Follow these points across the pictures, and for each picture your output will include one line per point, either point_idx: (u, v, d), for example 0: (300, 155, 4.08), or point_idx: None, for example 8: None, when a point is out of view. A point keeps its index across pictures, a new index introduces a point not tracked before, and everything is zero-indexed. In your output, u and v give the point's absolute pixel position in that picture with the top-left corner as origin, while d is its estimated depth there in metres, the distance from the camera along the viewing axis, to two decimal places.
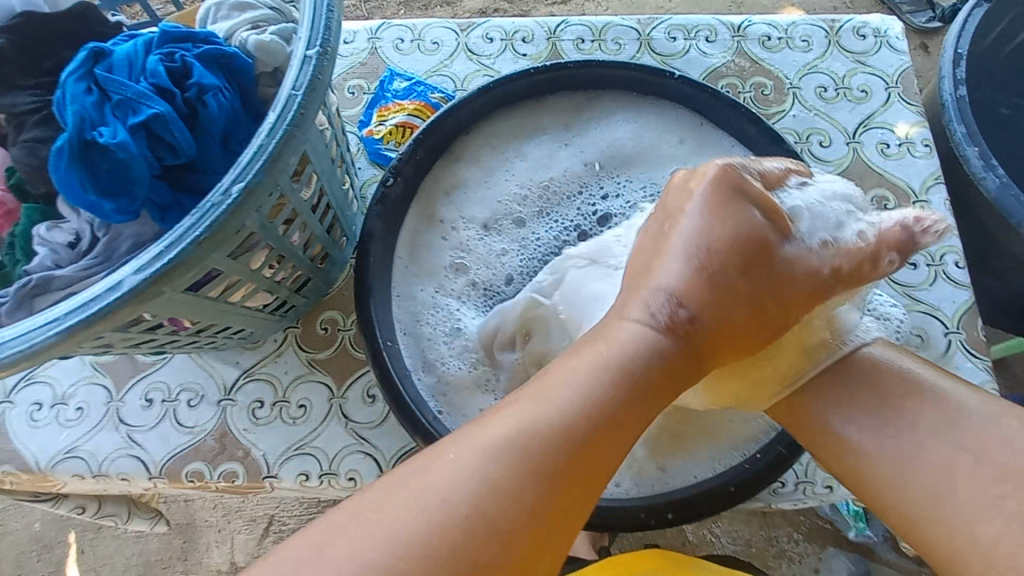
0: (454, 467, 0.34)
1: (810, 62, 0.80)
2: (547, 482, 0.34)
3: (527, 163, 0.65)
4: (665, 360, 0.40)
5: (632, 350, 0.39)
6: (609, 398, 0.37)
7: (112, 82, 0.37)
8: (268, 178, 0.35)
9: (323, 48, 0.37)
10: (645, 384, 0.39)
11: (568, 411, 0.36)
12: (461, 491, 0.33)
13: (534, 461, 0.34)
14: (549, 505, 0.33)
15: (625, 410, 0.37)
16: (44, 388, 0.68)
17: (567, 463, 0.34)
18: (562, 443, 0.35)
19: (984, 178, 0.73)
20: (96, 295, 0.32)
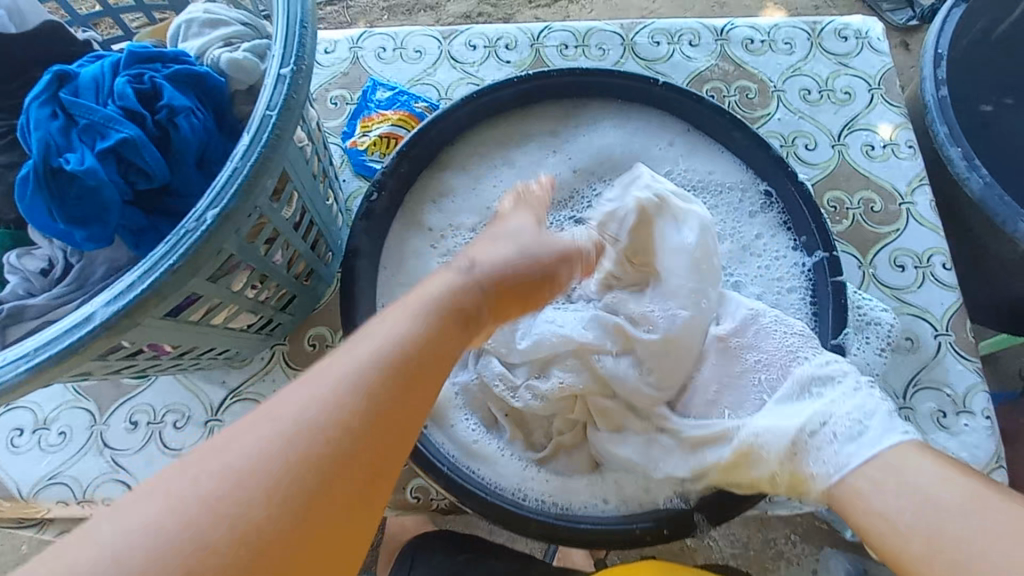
0: (267, 418, 0.30)
1: (793, 64, 0.80)
2: (307, 474, 0.29)
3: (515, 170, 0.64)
4: (446, 343, 0.38)
5: (427, 321, 0.38)
6: (425, 335, 0.37)
7: (78, 107, 0.36)
8: (245, 201, 0.35)
9: (298, 66, 0.36)
10: (416, 377, 0.35)
11: (381, 356, 0.35)
12: (245, 460, 0.29)
13: (316, 447, 0.30)
14: (319, 501, 0.29)
15: (435, 350, 0.37)
16: (24, 413, 0.66)
17: (383, 420, 0.32)
18: (327, 431, 0.31)
19: (968, 179, 0.73)
20: (68, 330, 0.31)
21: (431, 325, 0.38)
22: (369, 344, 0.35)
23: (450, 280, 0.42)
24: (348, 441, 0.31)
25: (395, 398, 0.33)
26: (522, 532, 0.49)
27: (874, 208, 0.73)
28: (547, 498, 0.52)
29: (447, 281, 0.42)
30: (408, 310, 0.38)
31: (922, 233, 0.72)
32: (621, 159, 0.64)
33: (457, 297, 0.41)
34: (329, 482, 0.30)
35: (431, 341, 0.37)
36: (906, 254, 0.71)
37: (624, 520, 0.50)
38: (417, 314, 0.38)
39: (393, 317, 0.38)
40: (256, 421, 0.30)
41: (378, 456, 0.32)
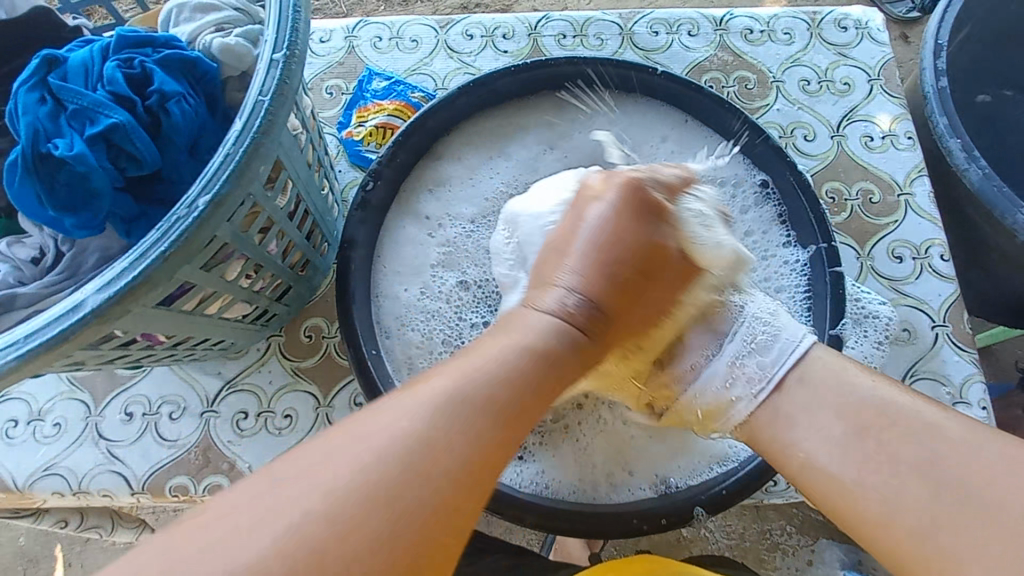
0: (383, 434, 0.31)
1: (793, 55, 0.80)
2: (436, 486, 0.31)
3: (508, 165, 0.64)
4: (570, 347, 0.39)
5: (535, 334, 0.39)
6: (532, 371, 0.37)
7: (67, 91, 0.36)
8: (237, 187, 0.34)
9: (290, 51, 0.36)
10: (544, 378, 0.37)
11: (493, 381, 0.35)
12: (369, 476, 0.30)
13: (432, 464, 0.31)
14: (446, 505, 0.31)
15: (543, 382, 0.37)
16: (19, 404, 0.66)
17: (491, 432, 0.33)
18: (461, 441, 0.32)
19: (967, 170, 0.73)
20: (59, 316, 0.31)
21: (540, 356, 0.38)
22: (472, 366, 0.36)
23: (554, 309, 0.41)
24: (464, 469, 0.32)
25: (501, 427, 0.34)
26: (519, 522, 0.49)
27: (873, 200, 0.73)
28: (542, 483, 0.52)
29: (543, 317, 0.40)
30: (515, 339, 0.38)
31: (920, 225, 0.72)
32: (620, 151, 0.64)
33: (556, 338, 0.39)
34: (445, 500, 0.31)
35: (546, 369, 0.37)
36: (904, 245, 0.71)
37: (621, 511, 0.50)
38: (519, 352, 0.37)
39: (501, 341, 0.38)
40: (376, 431, 0.32)
41: (482, 483, 0.32)
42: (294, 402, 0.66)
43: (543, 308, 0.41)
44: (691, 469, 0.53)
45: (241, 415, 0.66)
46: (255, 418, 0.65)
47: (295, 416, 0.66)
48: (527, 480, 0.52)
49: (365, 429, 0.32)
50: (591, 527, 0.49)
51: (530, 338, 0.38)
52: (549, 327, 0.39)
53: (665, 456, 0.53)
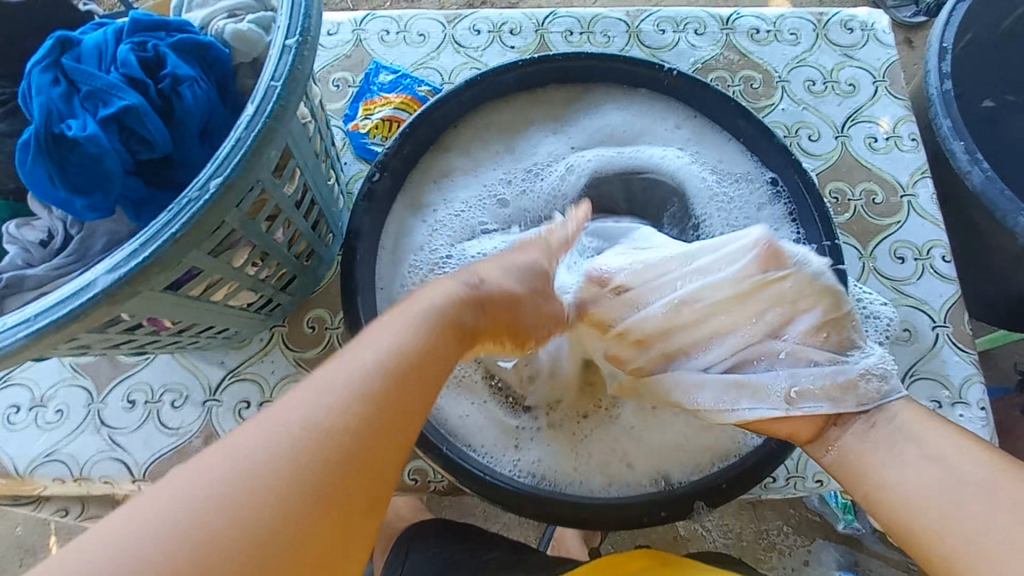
0: (289, 411, 0.30)
1: (798, 55, 0.80)
2: (329, 461, 0.29)
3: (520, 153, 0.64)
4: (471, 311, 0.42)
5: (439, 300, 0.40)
6: (430, 342, 0.37)
7: (81, 73, 0.36)
8: (248, 172, 0.34)
9: (303, 38, 0.36)
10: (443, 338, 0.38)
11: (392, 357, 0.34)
12: (259, 463, 0.27)
13: (329, 444, 0.29)
14: (331, 488, 0.28)
15: (435, 355, 0.37)
16: (21, 391, 0.66)
17: (393, 397, 0.33)
18: (354, 399, 0.31)
19: (970, 173, 0.74)
20: (69, 296, 0.31)
21: (431, 328, 0.38)
22: (368, 350, 0.34)
23: (448, 290, 0.41)
24: (363, 442, 0.30)
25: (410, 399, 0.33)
26: (519, 513, 0.50)
27: (877, 200, 0.73)
28: (541, 476, 0.52)
29: (444, 292, 0.41)
30: (406, 316, 0.38)
31: (923, 226, 0.72)
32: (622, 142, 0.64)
33: (451, 317, 0.40)
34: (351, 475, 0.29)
35: (438, 344, 0.37)
36: (906, 246, 0.71)
37: (623, 503, 0.50)
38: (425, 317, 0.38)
39: (393, 320, 0.37)
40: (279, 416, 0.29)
41: (389, 456, 0.31)
42: None
43: (449, 283, 0.42)
44: (693, 466, 0.53)
45: (243, 404, 0.66)
46: (257, 408, 0.66)
47: None
48: (527, 470, 0.52)
49: (267, 414, 0.30)
50: (590, 517, 0.49)
51: (419, 313, 0.38)
52: (440, 299, 0.40)
53: (669, 452, 0.53)
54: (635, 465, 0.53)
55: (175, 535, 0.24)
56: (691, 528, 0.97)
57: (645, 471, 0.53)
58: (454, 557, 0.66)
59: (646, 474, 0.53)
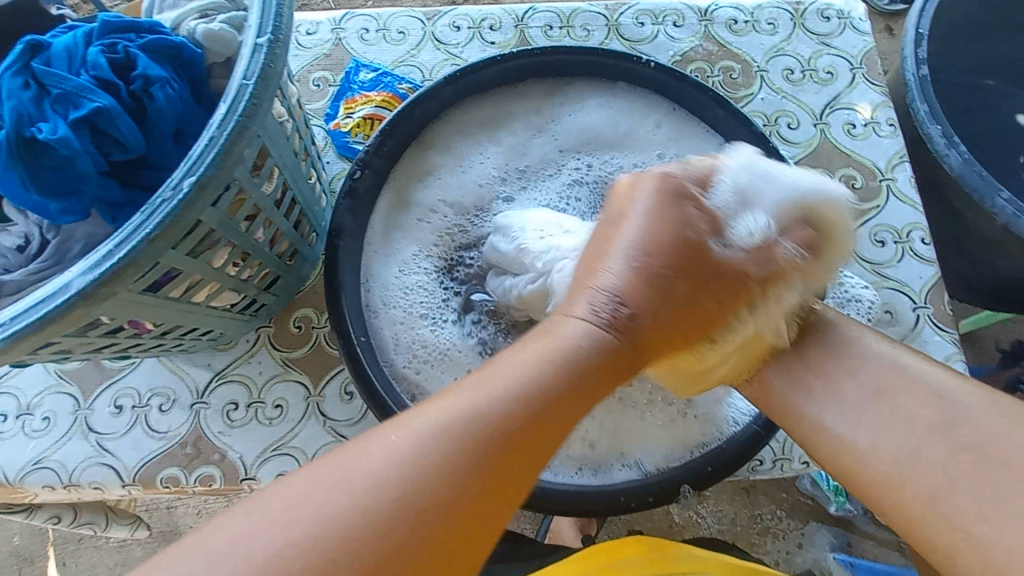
0: (416, 432, 0.31)
1: (777, 45, 0.80)
2: (477, 483, 0.31)
3: (506, 144, 0.65)
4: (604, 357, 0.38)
5: (576, 348, 0.38)
6: (547, 387, 0.35)
7: (50, 75, 0.36)
8: (222, 171, 0.34)
9: (274, 36, 0.36)
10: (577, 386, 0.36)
11: (495, 412, 0.33)
12: (389, 475, 0.30)
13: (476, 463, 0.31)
14: (466, 505, 0.30)
15: (568, 411, 0.35)
16: (7, 399, 0.66)
17: (495, 438, 0.32)
18: (496, 429, 0.32)
19: (948, 156, 0.74)
20: (44, 298, 0.31)
21: (571, 373, 0.36)
22: (473, 407, 0.33)
23: (591, 326, 0.39)
24: (461, 504, 0.30)
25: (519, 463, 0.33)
26: None
27: (856, 186, 0.74)
28: None
29: (580, 329, 0.39)
30: (538, 355, 0.36)
31: (902, 210, 0.73)
32: (605, 138, 0.65)
33: (589, 356, 0.38)
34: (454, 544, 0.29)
35: (564, 395, 0.35)
36: (887, 230, 0.72)
37: (607, 491, 0.50)
38: (559, 361, 0.36)
39: (522, 364, 0.36)
40: (382, 453, 0.31)
41: (486, 512, 0.31)
42: (284, 392, 0.66)
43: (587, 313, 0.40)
44: (665, 451, 0.53)
45: (231, 406, 0.66)
46: (246, 409, 0.66)
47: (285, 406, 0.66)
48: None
49: (365, 447, 0.31)
50: (571, 505, 0.50)
51: (559, 354, 0.37)
52: (588, 335, 0.39)
53: (641, 432, 0.54)
54: (607, 448, 0.54)
55: (310, 546, 0.27)
56: (685, 516, 0.98)
57: (609, 452, 0.54)
58: None
59: (618, 459, 0.53)
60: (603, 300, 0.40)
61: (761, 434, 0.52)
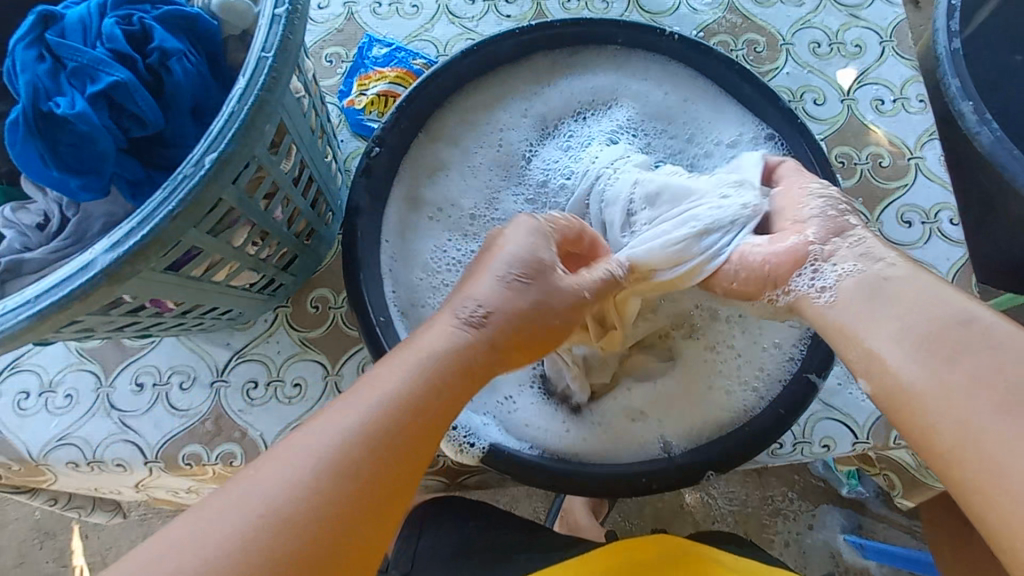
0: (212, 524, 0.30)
1: (803, 17, 0.78)
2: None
3: (555, 102, 0.64)
4: (468, 362, 0.41)
5: (442, 349, 0.40)
6: (422, 401, 0.37)
7: (66, 48, 0.36)
8: (242, 147, 0.33)
9: (292, 6, 0.35)
10: (455, 379, 0.39)
11: (351, 435, 0.34)
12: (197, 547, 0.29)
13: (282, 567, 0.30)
14: None
15: (429, 416, 0.37)
16: (30, 376, 0.66)
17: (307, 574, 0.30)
18: (300, 557, 0.30)
19: (978, 134, 0.70)
20: (69, 277, 0.31)
21: (420, 383, 0.38)
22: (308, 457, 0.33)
23: (453, 334, 0.41)
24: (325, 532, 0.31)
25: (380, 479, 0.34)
26: (527, 483, 0.50)
27: (883, 164, 0.72)
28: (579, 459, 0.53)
29: (448, 337, 0.41)
30: (410, 366, 0.38)
31: (930, 189, 0.71)
32: (609, 102, 0.64)
33: (446, 357, 0.40)
34: (332, 557, 0.31)
35: (436, 395, 0.38)
36: (913, 210, 0.70)
37: (629, 472, 0.50)
38: (416, 373, 0.38)
39: (331, 418, 0.35)
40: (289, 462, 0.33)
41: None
42: (303, 370, 0.67)
43: (452, 323, 0.42)
44: (689, 429, 0.54)
45: (251, 384, 0.66)
46: (265, 388, 0.66)
47: (304, 385, 0.67)
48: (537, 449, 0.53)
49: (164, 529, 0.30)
50: (589, 488, 0.50)
51: (420, 365, 0.39)
52: (445, 340, 0.41)
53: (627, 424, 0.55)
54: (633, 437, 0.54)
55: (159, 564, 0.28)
56: (696, 496, 0.98)
57: (633, 439, 0.54)
58: (468, 538, 0.66)
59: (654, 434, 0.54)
60: (466, 306, 0.43)
61: (785, 417, 0.51)
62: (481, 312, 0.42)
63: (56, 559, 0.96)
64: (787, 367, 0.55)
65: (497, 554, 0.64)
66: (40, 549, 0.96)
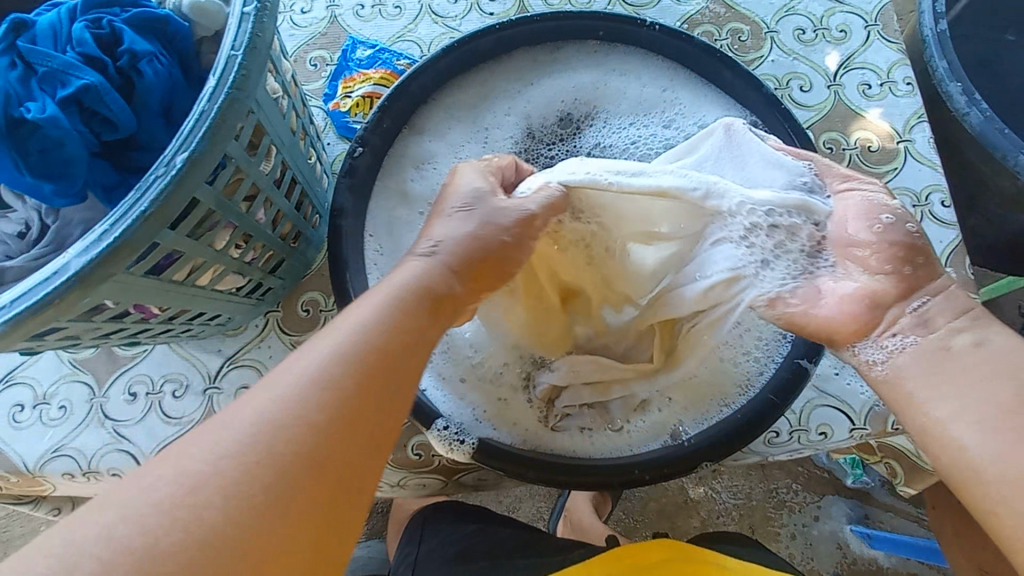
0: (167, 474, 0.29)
1: (787, 3, 0.77)
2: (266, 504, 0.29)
3: (538, 93, 0.64)
4: (441, 283, 0.42)
5: (414, 276, 0.42)
6: (399, 320, 0.39)
7: (36, 54, 0.36)
8: (214, 146, 0.33)
9: (261, 4, 0.35)
10: (427, 299, 0.41)
11: (324, 360, 0.35)
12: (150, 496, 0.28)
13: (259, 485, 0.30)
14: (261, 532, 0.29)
15: (403, 336, 0.38)
16: (24, 389, 0.66)
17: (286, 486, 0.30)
18: (281, 475, 0.30)
19: (967, 114, 0.69)
20: (43, 281, 0.31)
21: (395, 307, 0.39)
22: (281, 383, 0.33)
23: (423, 261, 0.43)
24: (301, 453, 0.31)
25: (358, 396, 0.34)
26: (519, 478, 0.50)
27: (872, 148, 0.71)
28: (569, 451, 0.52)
29: (419, 265, 0.43)
30: (384, 292, 0.40)
31: (920, 171, 0.70)
32: (593, 94, 0.64)
33: (420, 281, 0.41)
34: (313, 473, 0.31)
35: (409, 315, 0.39)
36: (904, 193, 0.70)
37: (622, 464, 0.50)
38: (392, 296, 0.40)
39: (307, 349, 0.36)
40: (266, 392, 0.33)
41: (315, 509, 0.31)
42: None
43: (420, 253, 0.44)
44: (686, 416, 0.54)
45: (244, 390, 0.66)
46: None
47: None
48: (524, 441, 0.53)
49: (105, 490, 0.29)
50: (582, 480, 0.49)
51: (394, 290, 0.40)
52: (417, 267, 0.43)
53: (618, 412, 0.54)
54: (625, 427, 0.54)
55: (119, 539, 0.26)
56: (699, 491, 0.97)
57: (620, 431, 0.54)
58: (467, 540, 0.66)
59: (650, 426, 0.54)
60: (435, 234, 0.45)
61: (778, 404, 0.51)
62: (439, 246, 0.44)
63: None
64: (780, 348, 0.55)
65: (497, 555, 0.64)
66: None
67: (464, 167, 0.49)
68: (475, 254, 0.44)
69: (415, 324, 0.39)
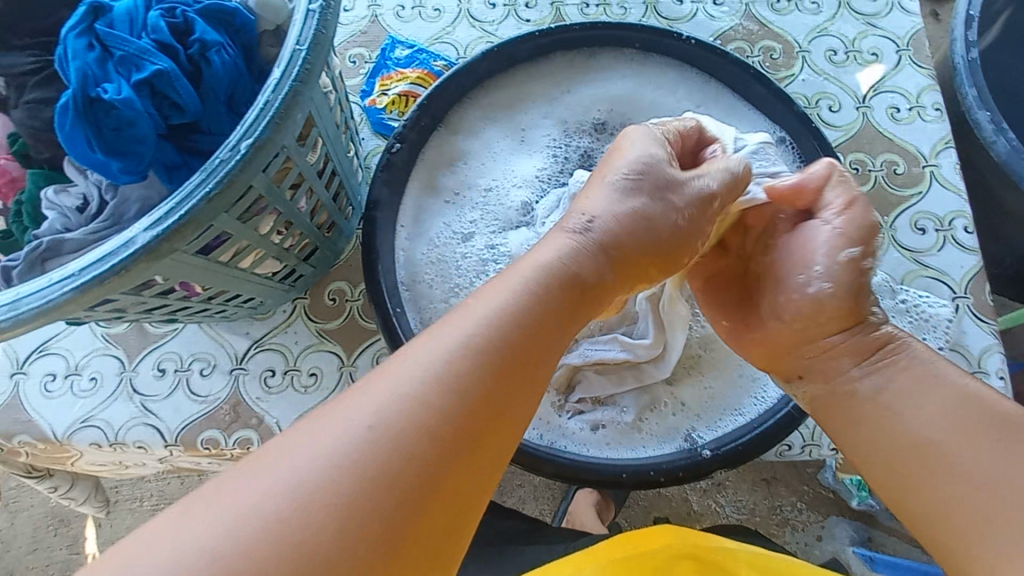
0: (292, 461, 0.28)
1: (820, 25, 0.78)
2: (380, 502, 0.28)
3: (572, 97, 0.66)
4: (581, 269, 0.39)
5: (554, 261, 0.39)
6: (534, 312, 0.36)
7: (113, 38, 0.38)
8: (276, 134, 0.35)
9: (326, 3, 0.37)
10: (571, 291, 0.38)
11: (459, 349, 0.32)
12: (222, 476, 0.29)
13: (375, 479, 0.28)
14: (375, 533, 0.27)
15: (540, 332, 0.35)
16: (57, 359, 0.68)
17: (397, 488, 0.28)
18: (399, 475, 0.28)
19: (995, 142, 0.71)
20: (111, 252, 0.32)
21: (532, 298, 0.36)
22: (407, 368, 0.31)
23: (565, 242, 0.40)
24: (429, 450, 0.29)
25: (489, 395, 0.32)
26: (537, 473, 0.51)
27: (897, 171, 0.72)
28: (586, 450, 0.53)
29: (563, 246, 0.40)
30: (523, 279, 0.37)
31: (944, 196, 0.71)
32: (625, 102, 0.65)
33: (560, 268, 0.38)
34: (428, 482, 0.29)
35: (544, 305, 0.36)
36: (927, 217, 0.70)
37: (640, 465, 0.51)
38: (531, 285, 0.37)
39: (441, 333, 0.33)
40: (396, 378, 0.31)
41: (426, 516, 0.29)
42: (320, 360, 0.68)
43: (563, 234, 0.41)
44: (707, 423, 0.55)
45: (269, 372, 0.68)
46: (282, 376, 0.68)
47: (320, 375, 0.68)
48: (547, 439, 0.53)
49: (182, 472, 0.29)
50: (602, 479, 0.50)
51: (530, 277, 0.37)
52: (556, 249, 0.40)
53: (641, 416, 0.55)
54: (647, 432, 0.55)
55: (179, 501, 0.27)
56: (704, 503, 0.98)
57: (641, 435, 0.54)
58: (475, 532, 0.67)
59: (671, 429, 0.55)
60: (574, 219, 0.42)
61: (795, 416, 0.52)
62: (592, 223, 0.41)
63: (68, 545, 0.98)
64: None
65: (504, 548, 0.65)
66: (55, 534, 0.98)
67: (634, 133, 0.47)
68: (624, 240, 0.42)
69: (554, 315, 0.36)
